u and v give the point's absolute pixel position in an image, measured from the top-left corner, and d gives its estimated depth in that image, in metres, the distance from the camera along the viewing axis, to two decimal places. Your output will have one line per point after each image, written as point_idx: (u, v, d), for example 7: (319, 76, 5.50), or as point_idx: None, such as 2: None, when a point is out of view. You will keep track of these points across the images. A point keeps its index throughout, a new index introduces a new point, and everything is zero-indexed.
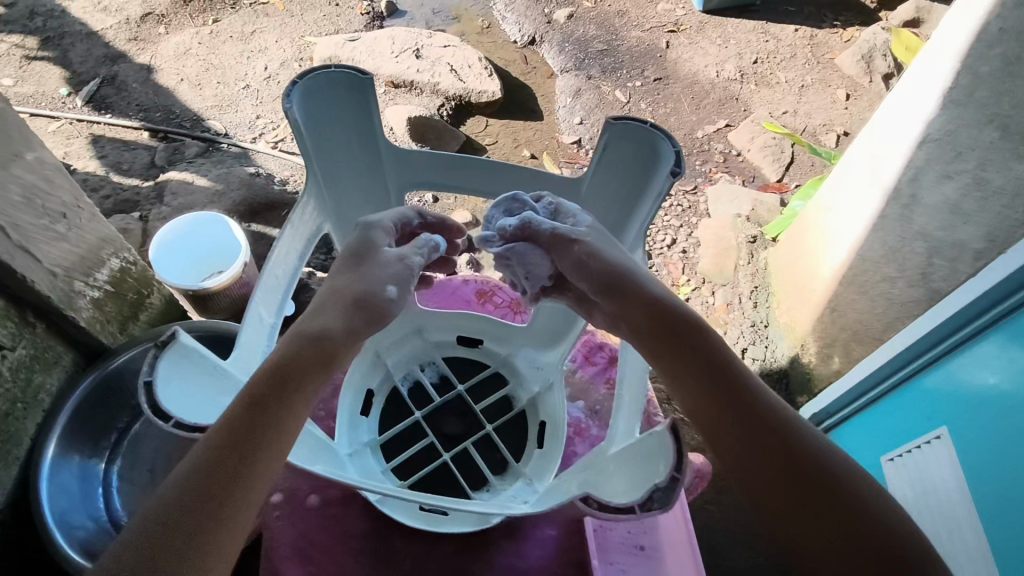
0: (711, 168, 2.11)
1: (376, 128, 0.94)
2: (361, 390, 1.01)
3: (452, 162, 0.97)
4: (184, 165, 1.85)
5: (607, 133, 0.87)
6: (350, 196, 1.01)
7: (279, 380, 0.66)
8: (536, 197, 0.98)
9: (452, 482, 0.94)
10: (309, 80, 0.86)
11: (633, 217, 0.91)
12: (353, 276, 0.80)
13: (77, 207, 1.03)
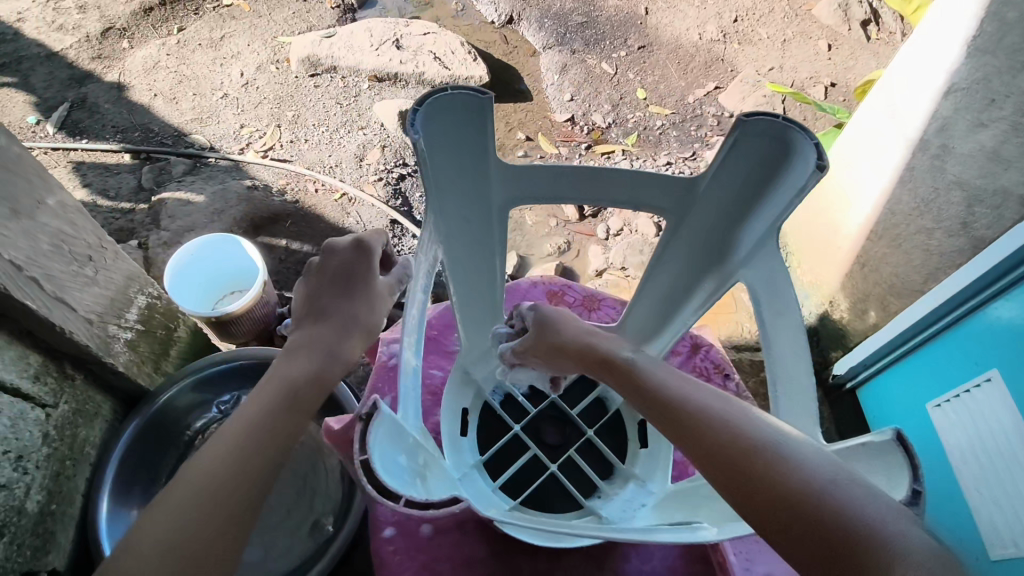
0: (705, 132, 2.10)
1: (489, 149, 0.77)
2: (457, 412, 0.97)
3: (558, 176, 0.81)
4: (175, 184, 1.77)
5: (740, 129, 0.69)
6: (456, 229, 0.84)
7: (290, 407, 0.69)
8: (649, 199, 0.82)
9: (562, 493, 0.91)
10: (429, 105, 0.69)
11: (762, 218, 0.76)
12: (340, 313, 0.80)
13: (100, 248, 0.99)
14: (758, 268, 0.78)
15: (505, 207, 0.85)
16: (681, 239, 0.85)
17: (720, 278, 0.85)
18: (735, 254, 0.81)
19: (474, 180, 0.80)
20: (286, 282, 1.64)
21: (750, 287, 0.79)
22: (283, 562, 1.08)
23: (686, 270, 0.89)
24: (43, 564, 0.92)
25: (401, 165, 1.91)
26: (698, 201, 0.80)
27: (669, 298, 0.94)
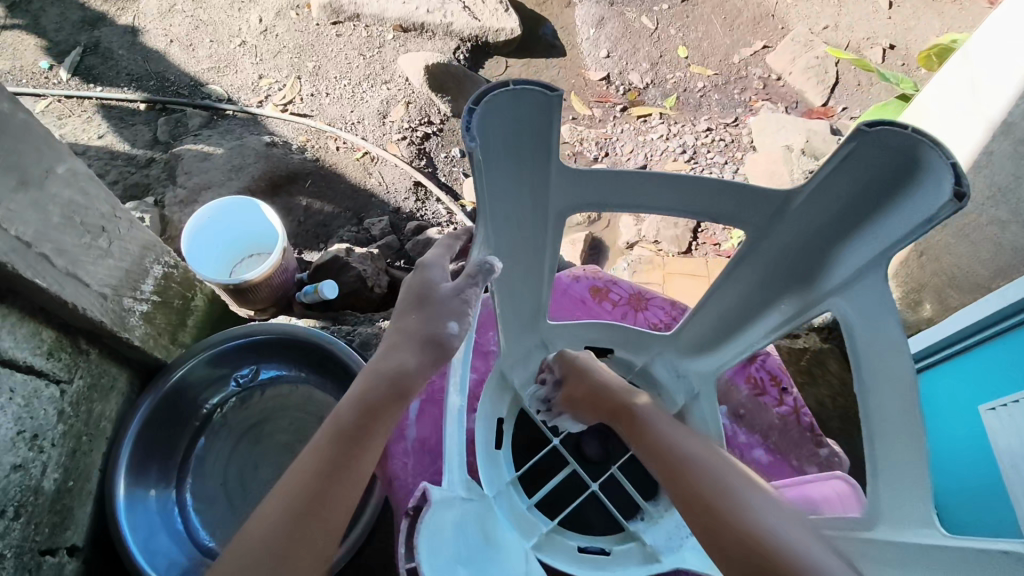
0: (750, 95, 1.93)
1: (552, 150, 0.63)
2: (492, 421, 0.85)
3: (623, 179, 0.67)
4: (192, 138, 1.69)
5: (859, 139, 0.56)
6: (505, 233, 0.71)
7: (339, 432, 0.67)
8: (733, 211, 0.68)
9: (602, 511, 0.85)
10: (491, 97, 0.57)
11: (869, 243, 0.61)
12: (405, 340, 0.73)
13: (115, 217, 0.93)
14: (856, 297, 0.64)
15: (564, 213, 0.71)
16: (762, 254, 0.72)
17: (806, 299, 0.71)
18: (828, 276, 0.68)
19: (528, 183, 0.66)
20: (306, 248, 1.58)
21: (844, 318, 0.65)
22: None
23: (763, 285, 0.76)
24: (61, 541, 0.91)
25: (425, 124, 1.81)
26: (791, 215, 0.66)
27: (734, 314, 0.81)
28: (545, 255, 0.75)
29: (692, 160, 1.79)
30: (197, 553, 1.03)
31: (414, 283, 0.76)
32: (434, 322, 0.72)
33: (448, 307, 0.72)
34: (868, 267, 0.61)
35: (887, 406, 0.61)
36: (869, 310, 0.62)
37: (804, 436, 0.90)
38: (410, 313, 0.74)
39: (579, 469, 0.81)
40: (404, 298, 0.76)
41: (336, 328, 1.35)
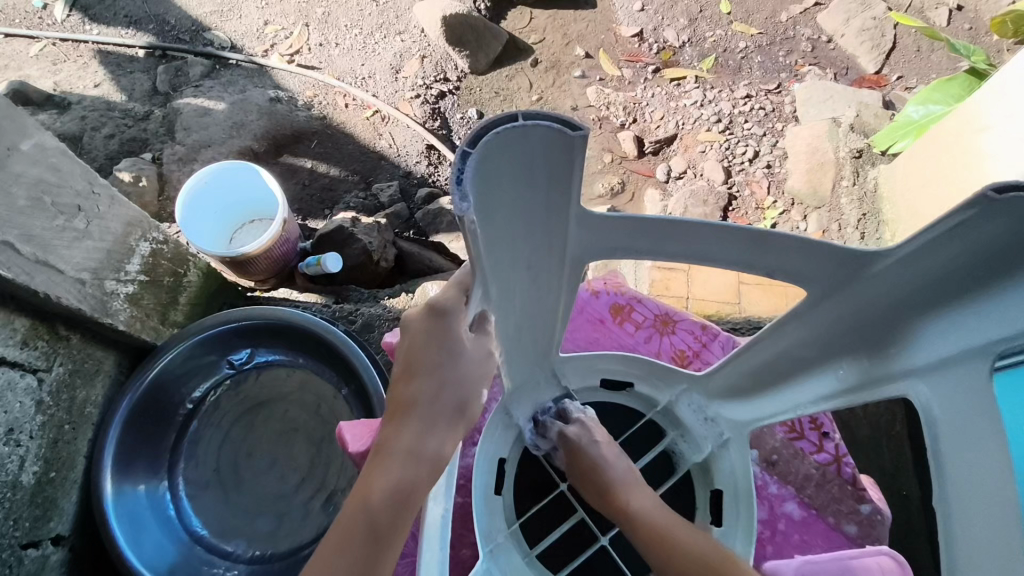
0: (795, 59, 1.67)
1: (572, 194, 0.51)
2: (491, 461, 0.74)
3: (651, 223, 0.56)
4: (192, 89, 1.57)
5: (980, 208, 0.44)
6: (510, 280, 0.59)
7: (371, 539, 0.48)
8: (793, 265, 0.56)
9: (614, 571, 0.71)
10: (489, 140, 0.45)
11: (965, 328, 0.49)
12: (431, 410, 0.54)
13: (92, 194, 0.87)
14: (941, 387, 0.51)
15: (584, 257, 0.61)
16: (819, 313, 0.60)
17: (868, 371, 0.59)
18: (901, 351, 0.56)
19: (540, 225, 0.55)
20: (309, 213, 1.48)
21: (924, 406, 0.52)
22: (293, 538, 1.00)
23: (813, 346, 0.64)
24: (45, 532, 0.87)
25: (441, 81, 1.66)
26: (865, 279, 0.54)
27: (773, 372, 0.69)
28: (559, 297, 0.64)
29: (726, 131, 1.57)
30: (188, 542, 0.99)
31: (424, 320, 0.55)
32: (458, 388, 0.55)
33: (470, 368, 0.56)
34: (960, 357, 0.50)
35: (976, 534, 0.46)
36: (956, 406, 0.49)
37: (844, 490, 0.81)
38: (420, 375, 0.54)
39: (587, 519, 0.69)
40: (410, 341, 0.55)
41: (339, 307, 1.25)
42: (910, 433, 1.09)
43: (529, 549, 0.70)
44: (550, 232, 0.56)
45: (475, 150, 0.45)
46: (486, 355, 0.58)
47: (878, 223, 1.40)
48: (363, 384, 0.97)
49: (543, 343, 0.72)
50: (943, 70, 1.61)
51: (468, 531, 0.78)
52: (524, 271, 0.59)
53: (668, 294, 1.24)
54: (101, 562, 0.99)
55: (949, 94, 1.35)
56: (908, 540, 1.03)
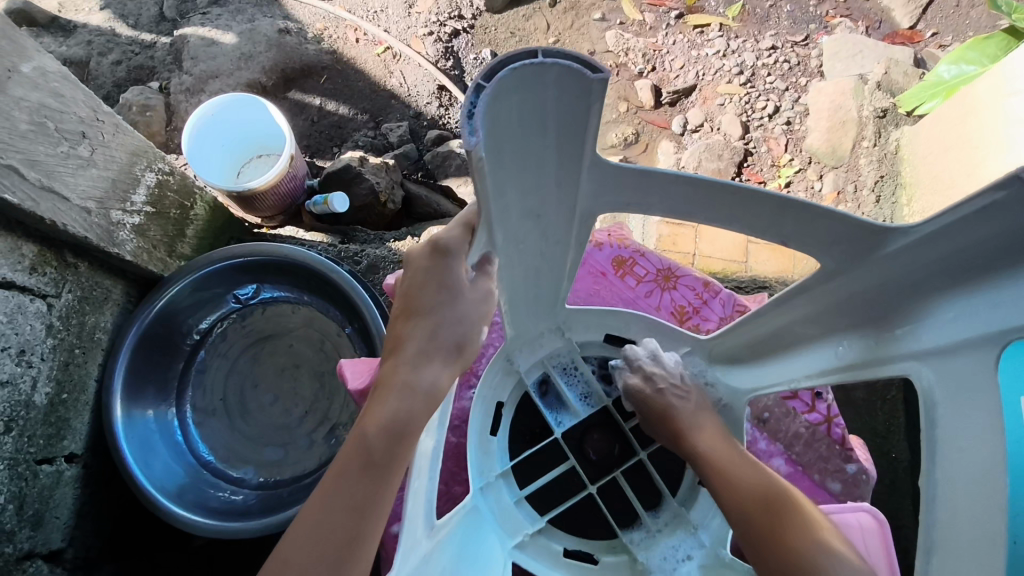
0: (827, 8, 1.59)
1: (584, 142, 0.50)
2: (490, 406, 0.75)
3: (662, 179, 0.54)
4: (199, 16, 1.52)
5: (1012, 190, 0.43)
6: (519, 227, 0.59)
7: (367, 467, 0.50)
8: (808, 234, 0.55)
9: (599, 518, 0.74)
10: (505, 76, 0.44)
11: (983, 313, 0.48)
12: (428, 345, 0.56)
13: (96, 121, 0.87)
14: (949, 370, 0.51)
15: (595, 208, 0.59)
16: (831, 290, 0.60)
17: (872, 349, 0.59)
18: (906, 333, 0.56)
19: (555, 174, 0.54)
20: (317, 149, 1.47)
21: (927, 391, 0.53)
22: (296, 469, 1.03)
23: (818, 321, 0.63)
24: (58, 450, 0.90)
25: (456, 18, 1.60)
26: (880, 258, 0.54)
27: (776, 341, 0.68)
28: (568, 251, 0.64)
29: (747, 83, 1.52)
30: (195, 466, 1.02)
31: (424, 258, 0.57)
32: (456, 326, 0.56)
33: (469, 307, 0.57)
34: (973, 342, 0.49)
35: (960, 520, 0.47)
36: (958, 390, 0.50)
37: (831, 449, 0.82)
38: (417, 313, 0.56)
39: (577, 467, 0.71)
40: (411, 278, 0.58)
41: (344, 247, 1.25)
42: (905, 397, 1.10)
43: (518, 491, 0.73)
44: (562, 181, 0.55)
45: (489, 84, 0.45)
46: (487, 293, 0.58)
47: (895, 186, 1.37)
48: (366, 324, 0.98)
49: (549, 292, 0.72)
50: (980, 27, 1.53)
51: (461, 467, 0.81)
52: (535, 221, 0.59)
53: (675, 250, 1.23)
54: (114, 480, 1.03)
55: (984, 53, 1.30)
56: (894, 499, 1.06)
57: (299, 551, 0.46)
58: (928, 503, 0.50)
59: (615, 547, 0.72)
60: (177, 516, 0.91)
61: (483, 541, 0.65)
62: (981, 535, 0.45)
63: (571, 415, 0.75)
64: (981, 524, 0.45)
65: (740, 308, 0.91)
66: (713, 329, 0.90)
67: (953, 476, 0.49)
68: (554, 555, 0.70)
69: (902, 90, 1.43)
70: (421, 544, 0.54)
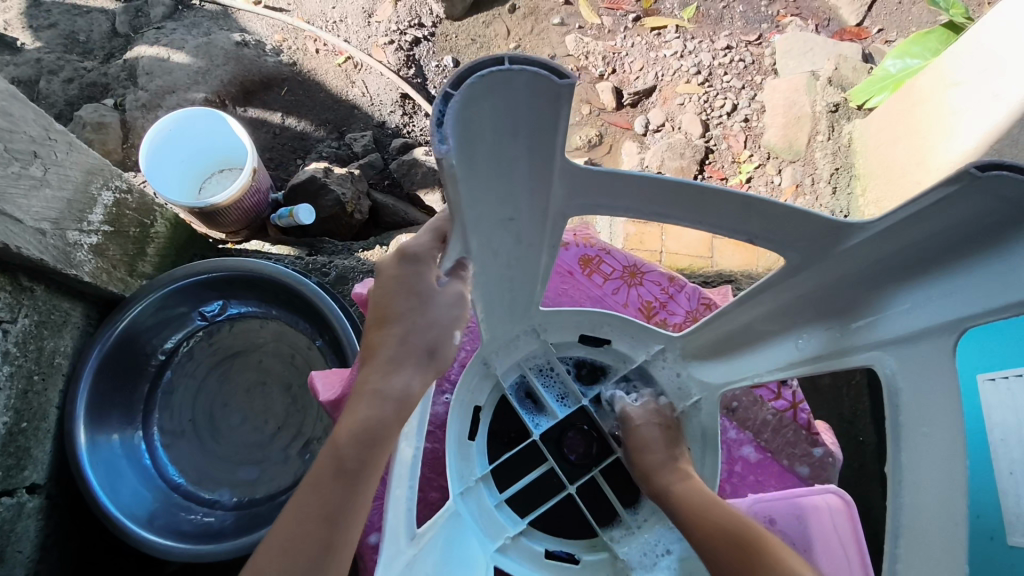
0: (778, 9, 1.63)
1: (553, 149, 0.50)
2: (467, 410, 0.76)
3: (633, 181, 0.54)
4: (153, 30, 1.49)
5: (962, 184, 0.44)
6: (491, 232, 0.60)
7: (338, 476, 0.49)
8: (771, 225, 0.55)
9: (577, 515, 0.75)
10: (474, 82, 0.45)
11: (938, 304, 0.51)
12: (399, 351, 0.55)
13: (48, 140, 0.85)
14: (909, 357, 0.53)
15: (566, 212, 0.59)
16: (793, 286, 0.60)
17: (838, 339, 0.60)
18: (865, 326, 0.58)
19: (524, 180, 0.55)
20: (281, 162, 1.45)
21: (888, 378, 0.55)
22: (270, 487, 1.01)
23: (779, 317, 0.64)
24: (19, 481, 0.87)
25: (416, 27, 1.60)
26: (837, 253, 0.54)
27: (742, 338, 0.69)
28: (541, 254, 0.64)
29: (704, 82, 1.55)
30: (165, 490, 1.00)
31: (394, 266, 0.57)
32: (427, 331, 0.55)
33: (441, 311, 0.56)
34: (933, 331, 0.51)
35: (926, 501, 0.49)
36: (921, 376, 0.52)
37: (798, 436, 0.84)
38: (389, 320, 0.55)
39: (556, 470, 0.71)
40: (380, 288, 0.57)
41: (312, 260, 1.23)
42: (870, 382, 1.14)
43: (498, 494, 0.73)
44: (532, 187, 0.56)
45: (457, 91, 0.45)
46: (460, 296, 0.57)
47: (850, 178, 1.41)
48: (337, 335, 0.97)
49: (524, 293, 0.71)
50: (922, 23, 1.59)
51: (438, 472, 0.80)
52: (507, 227, 0.60)
53: (642, 248, 1.25)
54: (80, 509, 1.00)
55: (927, 48, 1.34)
56: (863, 483, 1.09)
57: (274, 561, 0.47)
58: (894, 487, 0.51)
59: (595, 546, 0.73)
60: (147, 542, 0.88)
61: (462, 546, 0.65)
62: (946, 521, 0.47)
63: (550, 417, 0.75)
64: (947, 507, 0.47)
65: (705, 301, 0.93)
66: (680, 323, 0.91)
67: (917, 460, 0.51)
68: (536, 556, 0.71)
69: (852, 85, 1.48)
70: (405, 550, 0.55)
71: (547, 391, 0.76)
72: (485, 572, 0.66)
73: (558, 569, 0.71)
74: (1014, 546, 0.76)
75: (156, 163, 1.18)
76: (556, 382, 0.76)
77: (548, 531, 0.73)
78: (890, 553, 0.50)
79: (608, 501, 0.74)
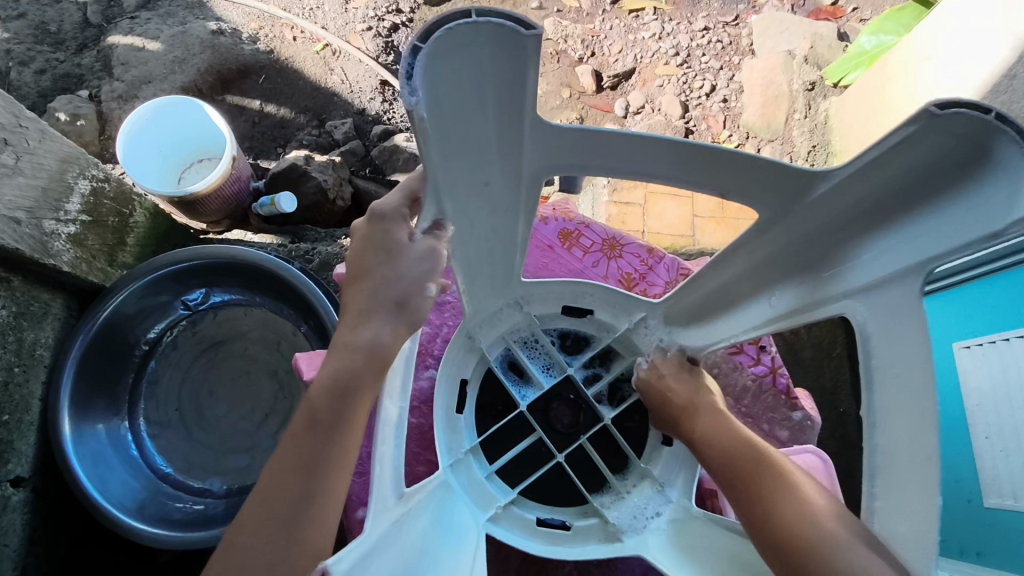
0: None
1: (525, 106, 0.51)
2: (454, 384, 0.76)
3: (608, 140, 0.54)
4: (126, 20, 1.47)
5: (920, 123, 0.46)
6: (466, 194, 0.60)
7: (315, 428, 0.50)
8: (747, 187, 0.56)
9: (567, 484, 0.75)
10: (441, 35, 0.45)
11: (897, 248, 0.53)
12: (369, 304, 0.55)
13: (19, 127, 0.84)
14: (880, 304, 0.54)
15: (540, 174, 0.59)
16: (765, 242, 0.61)
17: (809, 293, 0.61)
18: (834, 275, 0.59)
19: (497, 140, 0.55)
20: (261, 150, 1.45)
21: (860, 326, 0.56)
22: (260, 473, 1.02)
23: (752, 275, 0.66)
24: (3, 474, 0.87)
25: (394, 13, 1.59)
26: (808, 204, 0.56)
27: (720, 299, 0.70)
28: (518, 220, 0.64)
29: (683, 64, 1.56)
30: (153, 479, 1.00)
31: (365, 228, 0.59)
32: (397, 284, 0.56)
33: (413, 266, 0.56)
34: (899, 275, 0.52)
35: (897, 442, 0.51)
36: (890, 321, 0.53)
37: (778, 403, 0.86)
38: (361, 277, 0.56)
39: (543, 438, 0.72)
40: (354, 250, 0.58)
41: (294, 246, 1.23)
42: (849, 354, 1.16)
43: (488, 465, 0.74)
44: (505, 148, 0.56)
45: (425, 45, 0.45)
46: (433, 251, 0.57)
47: (827, 155, 1.43)
48: (321, 319, 0.97)
49: (504, 260, 0.71)
50: (896, 1, 1.61)
51: (425, 448, 0.81)
52: (483, 191, 0.61)
53: (623, 228, 1.27)
54: (68, 501, 0.99)
55: (900, 24, 1.36)
56: (843, 451, 1.11)
57: (267, 518, 0.47)
58: (868, 429, 0.54)
59: (587, 512, 0.73)
60: (136, 530, 0.88)
61: (449, 509, 0.66)
62: (913, 457, 0.49)
63: (536, 388, 0.76)
64: (917, 443, 0.49)
65: (685, 272, 0.94)
66: (661, 293, 0.92)
67: (888, 402, 0.52)
68: (527, 524, 0.71)
69: (828, 62, 1.51)
70: (393, 509, 0.54)
71: (534, 363, 0.77)
72: (477, 539, 0.66)
73: (550, 537, 0.70)
74: (991, 506, 0.79)
75: (130, 152, 1.17)
76: (543, 354, 0.77)
77: (539, 500, 0.74)
78: (866, 492, 0.53)
79: (596, 469, 0.75)
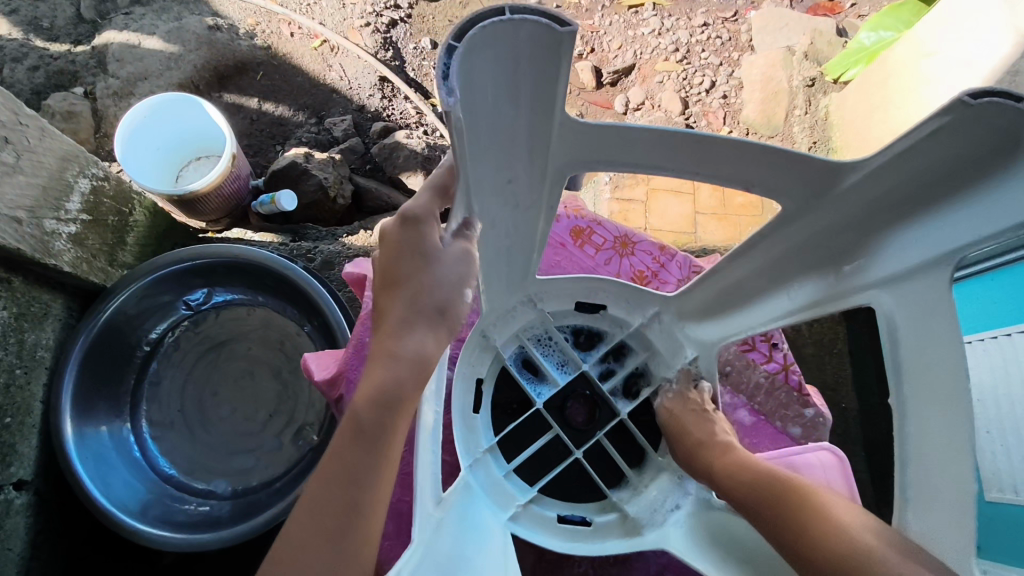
0: None
1: (555, 103, 0.50)
2: (469, 383, 0.75)
3: (630, 137, 0.54)
4: (121, 15, 1.45)
5: (955, 114, 0.46)
6: (492, 194, 0.60)
7: (358, 437, 0.49)
8: (767, 183, 0.56)
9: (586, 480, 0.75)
10: (476, 33, 0.44)
11: (924, 240, 0.53)
12: (409, 313, 0.54)
13: (19, 124, 0.82)
14: (907, 296, 0.54)
15: (564, 171, 0.59)
16: (785, 235, 0.61)
17: (831, 286, 0.61)
18: (856, 269, 0.59)
19: (524, 138, 0.55)
20: (259, 149, 1.43)
21: (885, 316, 0.56)
22: (265, 475, 1.01)
23: (772, 270, 0.66)
24: (5, 477, 0.86)
25: (392, 8, 1.58)
26: (833, 197, 0.55)
27: (738, 295, 0.70)
28: (538, 216, 0.64)
29: (682, 60, 1.56)
30: (157, 481, 0.99)
31: (394, 232, 0.57)
32: (436, 291, 0.55)
33: (447, 271, 0.55)
34: (925, 266, 0.53)
35: (929, 432, 0.52)
36: (917, 313, 0.54)
37: (789, 399, 0.86)
38: (399, 285, 0.55)
39: (562, 436, 0.72)
40: (385, 255, 0.57)
41: (296, 245, 1.22)
42: (853, 350, 1.16)
43: (506, 464, 0.74)
44: (532, 146, 0.55)
45: (461, 44, 0.44)
46: (466, 255, 0.57)
47: (827, 151, 1.43)
48: (327, 320, 0.97)
49: (521, 255, 0.71)
50: None
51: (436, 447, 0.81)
52: (505, 189, 0.60)
53: (627, 225, 1.26)
54: (70, 503, 0.98)
55: (900, 20, 1.36)
56: (847, 447, 1.12)
57: (302, 526, 0.47)
58: (899, 419, 0.55)
59: (605, 507, 0.73)
60: (142, 533, 0.88)
61: (474, 511, 0.65)
62: (947, 446, 0.50)
63: (551, 385, 0.75)
64: (950, 434, 0.50)
65: (696, 269, 0.94)
66: (672, 290, 0.92)
67: (918, 391, 0.53)
68: (548, 521, 0.71)
69: (827, 59, 1.50)
70: (431, 513, 0.56)
71: (548, 360, 0.76)
72: (500, 538, 0.66)
73: (572, 534, 0.71)
74: (993, 500, 0.80)
75: (128, 148, 1.15)
76: (558, 351, 0.77)
77: (557, 497, 0.74)
78: (899, 483, 0.54)
79: (613, 466, 0.75)
